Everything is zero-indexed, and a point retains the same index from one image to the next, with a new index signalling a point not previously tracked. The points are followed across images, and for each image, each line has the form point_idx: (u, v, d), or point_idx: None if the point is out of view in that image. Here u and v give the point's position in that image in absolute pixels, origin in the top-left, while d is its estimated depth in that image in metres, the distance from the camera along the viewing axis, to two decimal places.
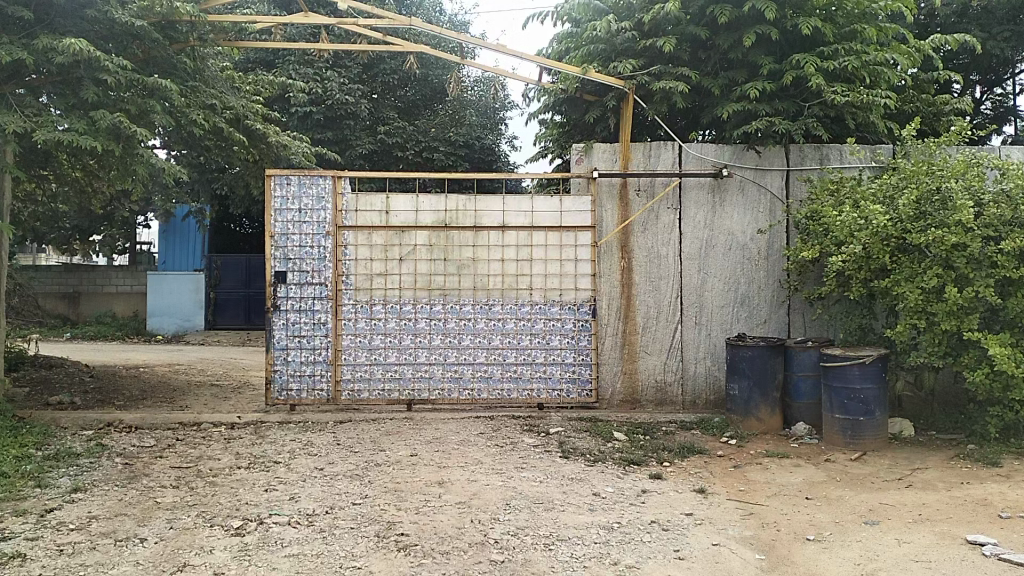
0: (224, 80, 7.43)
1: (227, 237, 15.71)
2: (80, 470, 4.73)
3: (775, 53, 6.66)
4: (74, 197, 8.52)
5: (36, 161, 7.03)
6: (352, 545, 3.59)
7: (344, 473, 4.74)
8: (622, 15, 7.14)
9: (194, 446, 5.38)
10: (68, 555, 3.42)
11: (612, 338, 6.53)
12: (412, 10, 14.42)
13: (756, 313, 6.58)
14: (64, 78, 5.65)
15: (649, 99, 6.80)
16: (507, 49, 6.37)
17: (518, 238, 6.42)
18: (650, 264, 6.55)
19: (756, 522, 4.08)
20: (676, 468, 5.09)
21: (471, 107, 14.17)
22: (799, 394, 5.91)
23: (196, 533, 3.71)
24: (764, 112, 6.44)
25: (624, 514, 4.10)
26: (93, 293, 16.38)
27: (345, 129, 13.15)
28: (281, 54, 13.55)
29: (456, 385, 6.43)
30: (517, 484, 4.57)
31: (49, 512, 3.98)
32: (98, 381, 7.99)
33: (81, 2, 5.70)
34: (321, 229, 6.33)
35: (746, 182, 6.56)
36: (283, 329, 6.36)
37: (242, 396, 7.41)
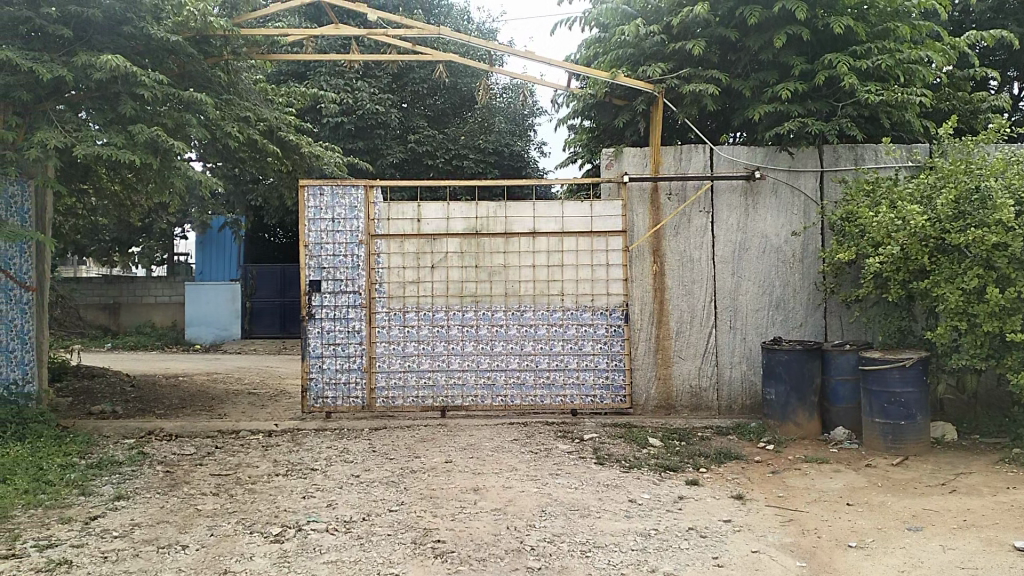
0: (258, 92, 7.56)
1: (262, 247, 15.95)
2: (122, 478, 4.81)
3: (807, 54, 6.59)
4: (114, 210, 8.72)
5: (76, 175, 7.19)
6: (390, 551, 3.61)
7: (381, 480, 4.76)
8: (650, 18, 7.07)
9: (233, 454, 5.44)
10: (113, 562, 3.48)
11: (645, 343, 6.49)
12: (441, 19, 14.51)
13: (792, 316, 6.50)
14: (103, 94, 5.76)
15: (679, 103, 6.77)
16: (536, 56, 6.37)
17: (549, 244, 6.41)
18: (683, 267, 6.50)
19: (796, 528, 4.02)
20: (713, 474, 5.04)
21: (501, 113, 14.22)
22: (838, 398, 5.81)
23: (236, 540, 3.75)
24: (797, 113, 6.37)
25: (661, 521, 4.07)
26: (132, 304, 16.66)
27: (376, 138, 13.30)
28: (312, 66, 13.74)
29: (489, 392, 6.44)
30: (552, 490, 4.56)
31: (93, 519, 4.05)
32: (138, 390, 8.12)
33: (117, 19, 5.81)
34: (355, 238, 6.39)
35: (780, 184, 6.49)
36: (318, 338, 6.41)
37: (278, 404, 7.49)
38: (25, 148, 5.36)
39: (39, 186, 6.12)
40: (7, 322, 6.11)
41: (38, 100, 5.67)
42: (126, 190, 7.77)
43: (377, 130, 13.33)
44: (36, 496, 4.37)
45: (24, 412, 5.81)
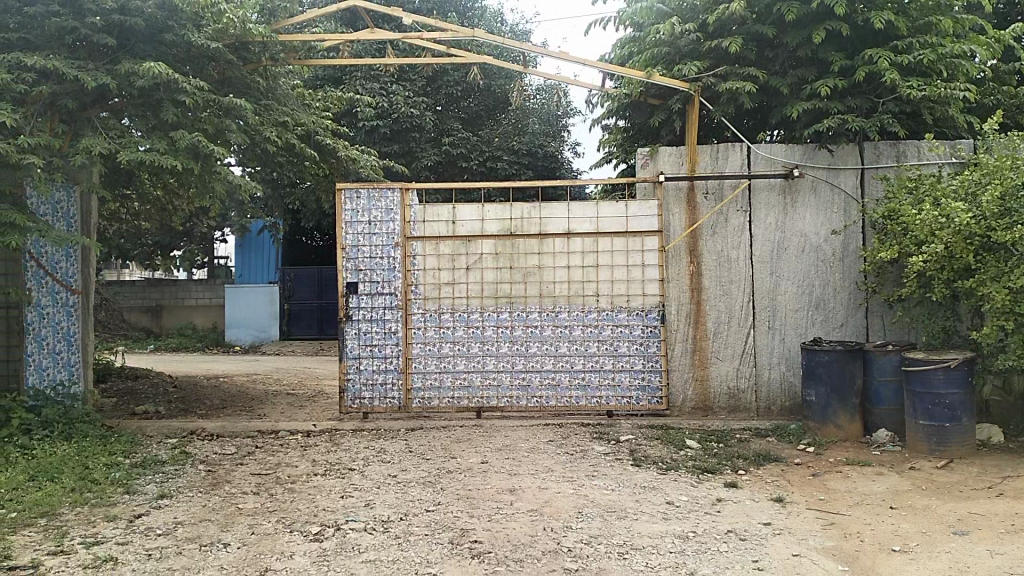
0: (295, 97, 7.65)
1: (300, 250, 16.19)
2: (165, 477, 4.91)
3: (846, 50, 6.47)
4: (156, 214, 8.90)
5: (120, 180, 7.36)
6: (427, 551, 3.62)
7: (417, 480, 4.78)
8: (685, 16, 7.01)
9: (273, 454, 5.51)
10: (157, 559, 3.55)
11: (682, 344, 6.44)
12: (474, 21, 14.55)
13: (832, 316, 6.39)
14: (145, 101, 5.87)
15: (716, 101, 6.69)
16: (570, 56, 6.35)
17: (584, 245, 6.39)
18: (720, 267, 6.43)
19: (838, 532, 3.95)
20: (752, 476, 4.97)
21: (534, 115, 14.22)
22: (880, 400, 5.70)
23: (277, 539, 3.80)
24: (836, 110, 6.26)
25: (699, 523, 4.02)
26: (175, 307, 16.95)
27: (410, 140, 13.24)
28: (348, 70, 13.88)
29: (524, 393, 6.44)
30: (588, 491, 4.53)
31: (137, 517, 4.14)
32: (180, 391, 8.26)
33: (158, 27, 5.92)
34: (391, 241, 6.44)
35: (819, 182, 6.39)
36: (354, 339, 6.47)
37: (317, 405, 7.57)
38: (71, 155, 5.49)
39: (84, 190, 6.25)
40: (54, 324, 6.24)
41: (83, 107, 5.80)
42: (168, 193, 7.93)
43: (411, 134, 13.44)
44: (83, 495, 4.47)
45: (71, 412, 5.93)
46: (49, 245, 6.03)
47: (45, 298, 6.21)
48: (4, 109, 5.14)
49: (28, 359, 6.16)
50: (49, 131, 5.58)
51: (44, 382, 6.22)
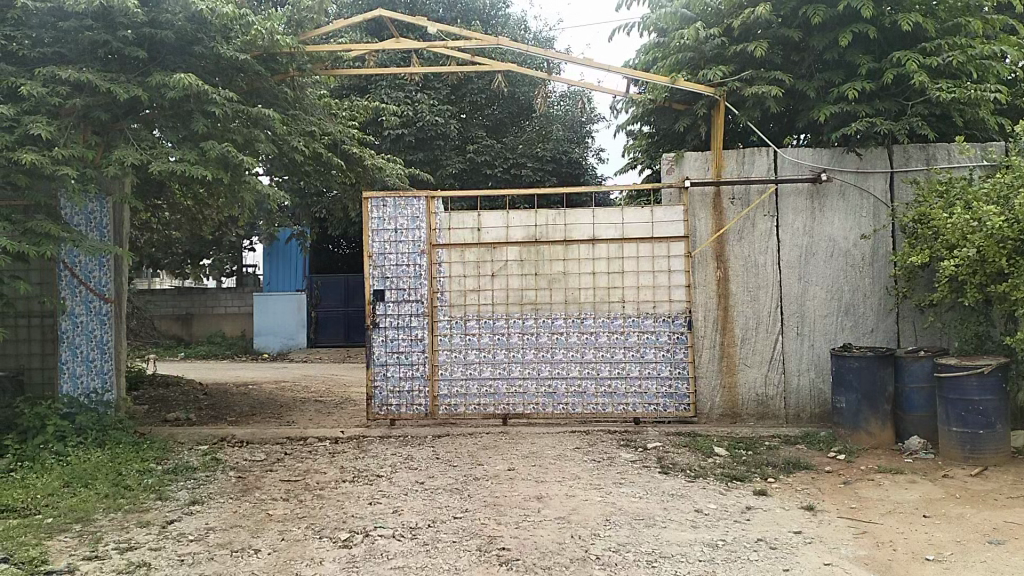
0: (322, 106, 7.73)
1: (326, 259, 16.29)
2: (196, 483, 4.97)
3: (874, 52, 6.40)
4: (187, 224, 9.04)
5: (151, 190, 7.49)
6: (456, 558, 3.63)
7: (445, 487, 4.79)
8: (710, 21, 6.97)
9: (302, 460, 5.56)
10: (189, 565, 3.59)
11: (709, 350, 6.39)
12: (497, 29, 14.61)
13: (862, 322, 6.31)
14: (175, 112, 5.96)
15: (742, 106, 6.65)
16: (594, 63, 6.35)
17: (609, 251, 6.37)
18: (748, 273, 6.38)
19: (870, 540, 3.90)
20: (782, 484, 4.91)
21: (558, 122, 14.24)
22: (912, 406, 5.62)
23: (306, 545, 3.82)
24: (864, 113, 6.19)
25: (728, 531, 3.99)
26: (204, 315, 17.14)
27: (436, 149, 13.47)
28: (373, 79, 14.00)
29: (551, 400, 6.43)
30: (616, 499, 4.51)
31: (170, 523, 4.19)
32: (210, 398, 8.36)
33: (188, 39, 6.01)
34: (416, 248, 6.48)
35: (848, 187, 6.33)
36: (381, 346, 6.51)
37: (344, 412, 7.62)
38: (104, 166, 5.58)
39: (117, 202, 6.34)
40: (87, 332, 6.34)
41: (115, 119, 5.88)
42: (198, 203, 8.05)
43: (436, 142, 13.53)
44: (116, 501, 4.53)
45: (104, 419, 6.03)
46: (82, 255, 6.13)
47: (78, 306, 6.31)
48: (39, 122, 5.25)
49: (62, 367, 6.29)
50: (83, 143, 5.69)
51: (78, 390, 6.31)
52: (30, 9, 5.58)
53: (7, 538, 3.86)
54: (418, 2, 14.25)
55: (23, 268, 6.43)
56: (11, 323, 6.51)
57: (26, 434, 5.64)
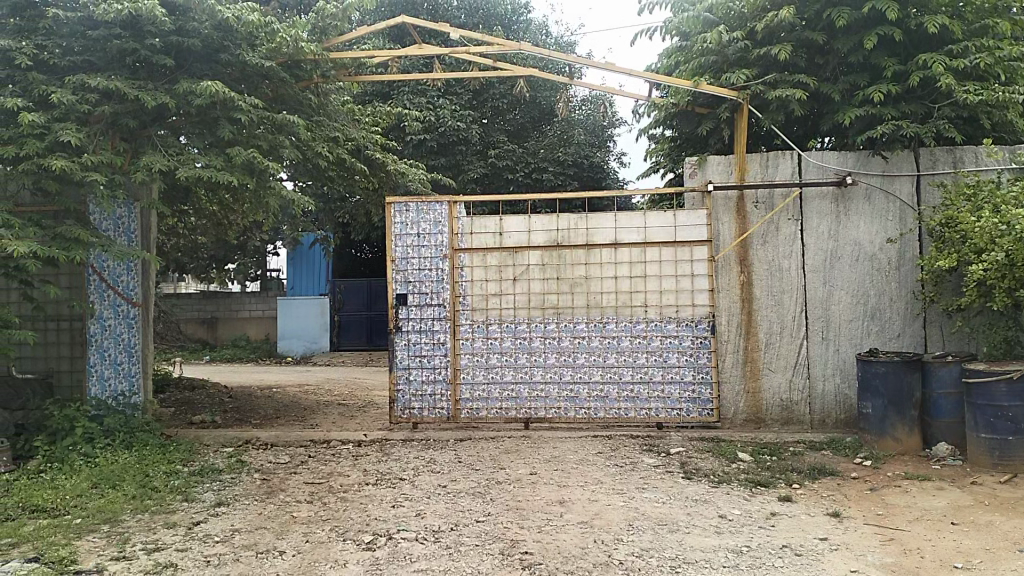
0: (345, 112, 7.80)
1: (349, 263, 16.41)
2: (222, 485, 5.02)
3: (899, 54, 6.34)
4: (212, 229, 9.15)
5: (178, 196, 7.59)
6: (478, 562, 3.63)
7: (467, 491, 4.80)
8: (733, 24, 6.94)
9: (325, 463, 5.60)
10: (215, 566, 3.62)
11: (733, 355, 6.35)
12: (519, 35, 14.66)
13: (888, 326, 6.24)
14: (202, 119, 6.03)
15: (765, 109, 6.61)
16: (616, 67, 6.34)
17: (632, 255, 6.35)
18: (772, 277, 6.34)
19: (897, 548, 3.85)
20: (808, 490, 4.87)
21: (580, 126, 14.23)
22: (939, 412, 5.55)
23: (331, 547, 3.85)
24: (890, 116, 6.13)
25: (753, 537, 3.96)
26: (229, 319, 17.32)
27: (458, 154, 13.57)
28: (396, 85, 14.10)
29: (573, 404, 6.42)
30: (639, 504, 4.49)
31: (196, 524, 4.24)
32: (236, 401, 8.44)
33: (215, 47, 6.09)
34: (439, 253, 6.50)
35: (873, 190, 6.27)
36: (404, 350, 6.54)
37: (367, 415, 7.65)
38: (132, 172, 5.65)
39: (144, 207, 6.42)
40: (115, 336, 6.43)
41: (143, 125, 5.97)
42: (224, 208, 8.15)
43: (458, 147, 13.62)
44: (143, 502, 4.59)
45: (131, 421, 6.10)
46: (111, 259, 6.22)
47: (106, 310, 6.40)
48: (69, 129, 5.33)
49: (91, 369, 6.39)
50: (112, 149, 5.78)
51: (106, 393, 6.40)
52: (60, 18, 5.67)
53: (38, 538, 3.93)
54: (440, 8, 14.33)
55: (53, 273, 6.53)
56: (40, 326, 6.60)
57: (55, 435, 5.73)
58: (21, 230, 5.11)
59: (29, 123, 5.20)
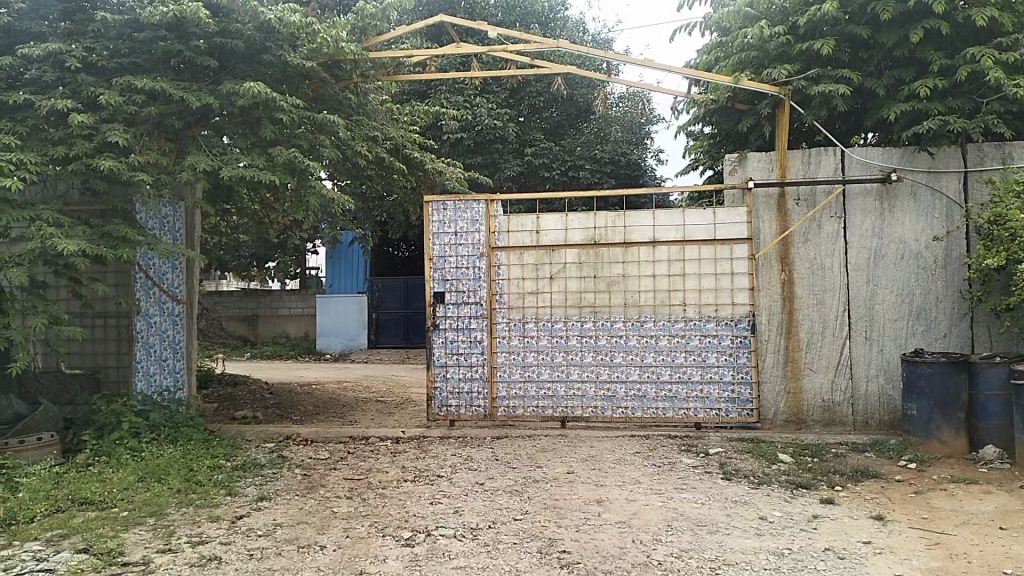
0: (384, 112, 7.88)
1: (387, 262, 16.52)
2: (264, 480, 5.10)
3: (946, 48, 6.19)
4: (254, 227, 9.29)
5: (221, 196, 7.72)
6: (516, 560, 3.64)
7: (505, 489, 4.81)
8: (775, 19, 6.83)
9: (364, 459, 5.66)
10: (257, 559, 3.68)
11: (773, 355, 6.27)
12: (556, 32, 14.65)
13: (934, 326, 6.11)
14: (245, 119, 6.12)
15: (807, 105, 6.50)
16: (655, 63, 6.29)
17: (670, 253, 6.30)
18: (814, 275, 6.24)
19: (944, 552, 3.77)
20: (850, 493, 4.79)
21: (617, 123, 14.15)
22: (986, 415, 5.40)
23: (370, 543, 3.89)
24: (937, 111, 5.99)
25: (794, 540, 3.90)
26: (269, 316, 17.57)
27: (494, 152, 13.57)
28: (434, 84, 14.19)
29: (609, 403, 6.39)
30: (678, 505, 4.46)
31: (239, 518, 4.31)
32: (277, 397, 8.58)
33: (257, 48, 6.18)
34: (476, 251, 6.52)
35: (919, 187, 6.13)
36: (441, 347, 6.58)
37: (405, 412, 7.72)
38: (177, 172, 5.77)
39: (189, 207, 6.54)
40: (160, 332, 6.57)
41: (188, 126, 6.08)
42: (266, 207, 8.29)
43: (495, 145, 13.64)
44: (188, 495, 4.69)
45: (176, 416, 6.22)
46: (156, 258, 6.35)
47: (152, 307, 6.53)
48: (116, 130, 5.45)
49: (137, 365, 6.53)
50: (157, 149, 5.90)
51: (152, 388, 6.53)
52: (107, 21, 5.79)
53: (87, 530, 4.03)
54: (477, 6, 14.37)
55: (101, 271, 6.69)
56: (88, 323, 6.77)
57: (103, 430, 5.87)
58: (70, 229, 5.24)
59: (78, 124, 5.33)
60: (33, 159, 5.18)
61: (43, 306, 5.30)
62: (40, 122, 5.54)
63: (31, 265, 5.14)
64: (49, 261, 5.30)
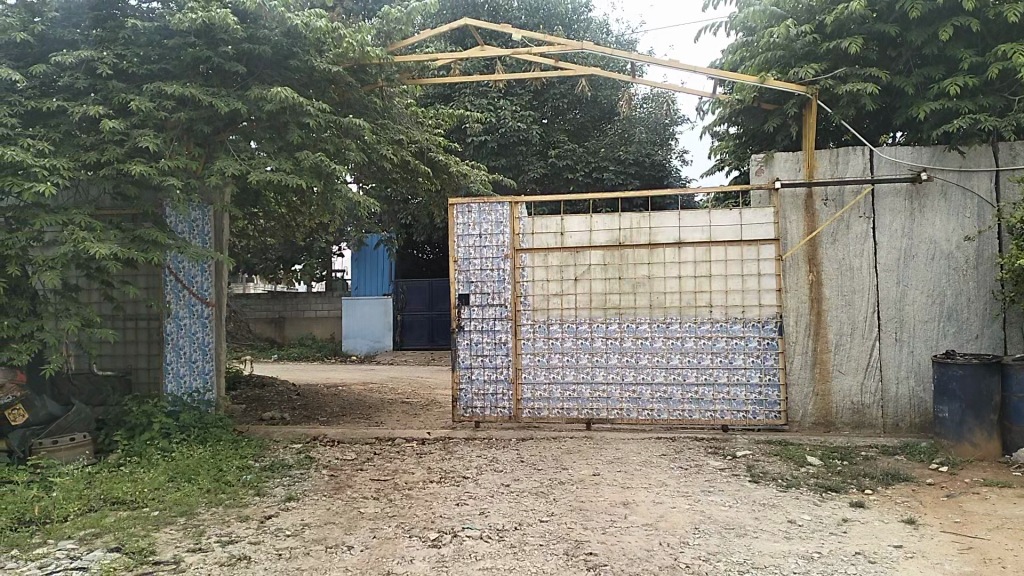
0: (409, 115, 7.93)
1: (411, 264, 16.64)
2: (292, 480, 5.15)
3: (977, 45, 6.09)
4: (281, 230, 9.39)
5: (249, 200, 7.81)
6: (543, 562, 3.64)
7: (530, 490, 4.81)
8: (801, 18, 6.76)
9: (390, 460, 5.69)
10: (286, 559, 3.72)
11: (801, 356, 6.21)
12: (580, 34, 14.64)
13: (966, 327, 6.01)
14: (272, 123, 6.19)
15: (835, 104, 6.43)
16: (680, 63, 6.26)
17: (696, 254, 6.26)
18: (842, 276, 6.17)
19: (977, 557, 3.71)
20: (881, 496, 4.72)
21: (641, 124, 14.10)
22: (1020, 417, 5.33)
23: (397, 543, 3.90)
24: (967, 110, 5.89)
25: (824, 544, 3.86)
26: (295, 318, 17.73)
27: (518, 155, 13.59)
28: (458, 87, 14.25)
29: (635, 405, 6.37)
30: (705, 507, 4.43)
31: (268, 518, 4.35)
32: (304, 399, 8.65)
33: (284, 53, 6.24)
34: (501, 253, 6.54)
35: (949, 186, 6.05)
36: (466, 349, 6.60)
37: (431, 413, 7.75)
38: (206, 176, 5.84)
39: (217, 210, 6.63)
40: (190, 334, 6.66)
41: (217, 131, 6.16)
42: (293, 210, 8.38)
43: (519, 147, 13.66)
44: (218, 495, 4.74)
45: (205, 417, 6.29)
46: (186, 261, 6.44)
47: (182, 310, 6.62)
48: (147, 135, 5.53)
49: (167, 367, 6.62)
50: (186, 153, 5.98)
51: (182, 389, 6.62)
52: (137, 28, 5.88)
53: (119, 529, 4.10)
54: (501, 9, 14.41)
55: (132, 274, 6.79)
56: (120, 326, 6.87)
57: (134, 430, 5.97)
58: (102, 233, 5.33)
59: (110, 130, 5.41)
60: (66, 164, 5.27)
61: (76, 309, 5.38)
62: (72, 127, 5.63)
63: (64, 268, 5.23)
64: (81, 264, 5.39)
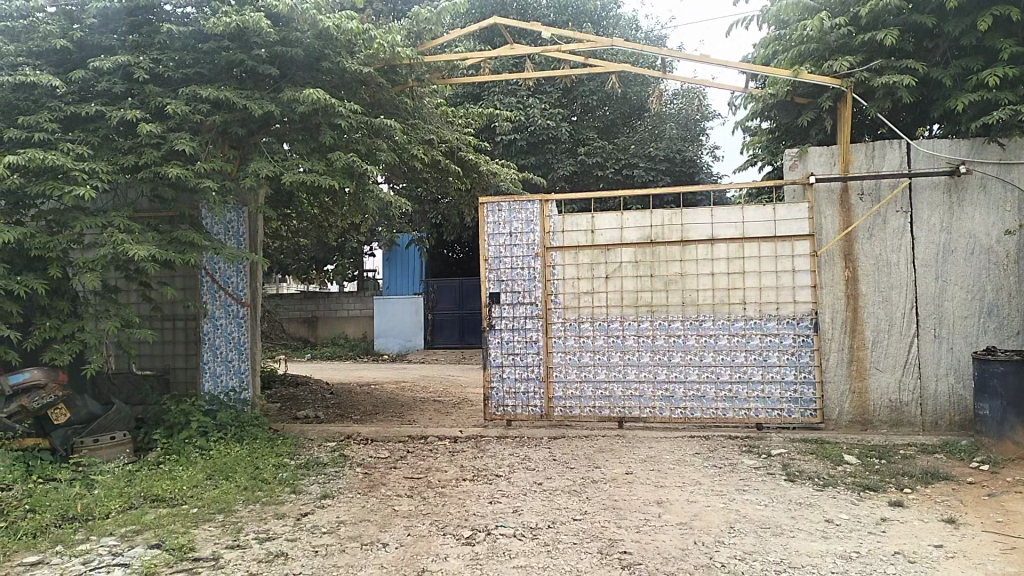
0: (439, 115, 7.97)
1: (441, 264, 16.72)
2: (327, 478, 5.20)
3: (1018, 35, 5.94)
4: (313, 230, 9.49)
5: (282, 201, 7.90)
6: (576, 560, 3.63)
7: (563, 489, 4.81)
8: (835, 10, 6.65)
9: (424, 458, 5.72)
10: (323, 555, 3.76)
11: (837, 354, 6.13)
12: (608, 30, 14.61)
13: (1007, 323, 5.89)
14: (305, 125, 6.25)
15: (870, 97, 6.32)
16: (712, 58, 6.20)
17: (729, 251, 6.21)
18: (879, 272, 6.08)
19: (1022, 557, 3.63)
20: (920, 495, 4.64)
21: (671, 120, 14.02)
22: None
23: (431, 541, 3.92)
24: (1007, 101, 5.75)
25: (862, 543, 3.81)
26: (328, 317, 17.90)
27: (548, 152, 13.59)
28: (487, 86, 14.29)
29: (668, 404, 6.33)
30: (739, 506, 4.39)
31: (304, 516, 4.40)
32: (336, 397, 8.73)
33: (316, 56, 6.29)
34: (531, 251, 6.54)
35: (989, 179, 5.93)
36: (497, 347, 6.62)
37: (462, 412, 7.78)
38: (240, 178, 5.92)
39: (252, 212, 6.71)
40: (226, 334, 6.76)
41: (251, 133, 6.24)
42: (325, 211, 8.46)
43: (548, 145, 13.66)
44: (254, 492, 4.81)
45: (241, 415, 6.39)
46: (221, 262, 6.54)
47: (218, 310, 6.73)
48: (183, 138, 5.62)
49: (205, 366, 6.73)
50: (221, 156, 6.06)
51: (218, 388, 6.73)
52: (172, 33, 5.96)
53: (159, 526, 4.17)
54: (530, 7, 14.40)
55: (170, 275, 6.91)
56: (158, 326, 6.99)
57: (173, 429, 6.08)
58: (140, 235, 5.42)
59: (147, 134, 5.51)
60: (105, 168, 5.37)
61: (116, 310, 5.50)
62: (110, 132, 5.73)
63: (104, 270, 5.32)
64: (120, 266, 5.49)
